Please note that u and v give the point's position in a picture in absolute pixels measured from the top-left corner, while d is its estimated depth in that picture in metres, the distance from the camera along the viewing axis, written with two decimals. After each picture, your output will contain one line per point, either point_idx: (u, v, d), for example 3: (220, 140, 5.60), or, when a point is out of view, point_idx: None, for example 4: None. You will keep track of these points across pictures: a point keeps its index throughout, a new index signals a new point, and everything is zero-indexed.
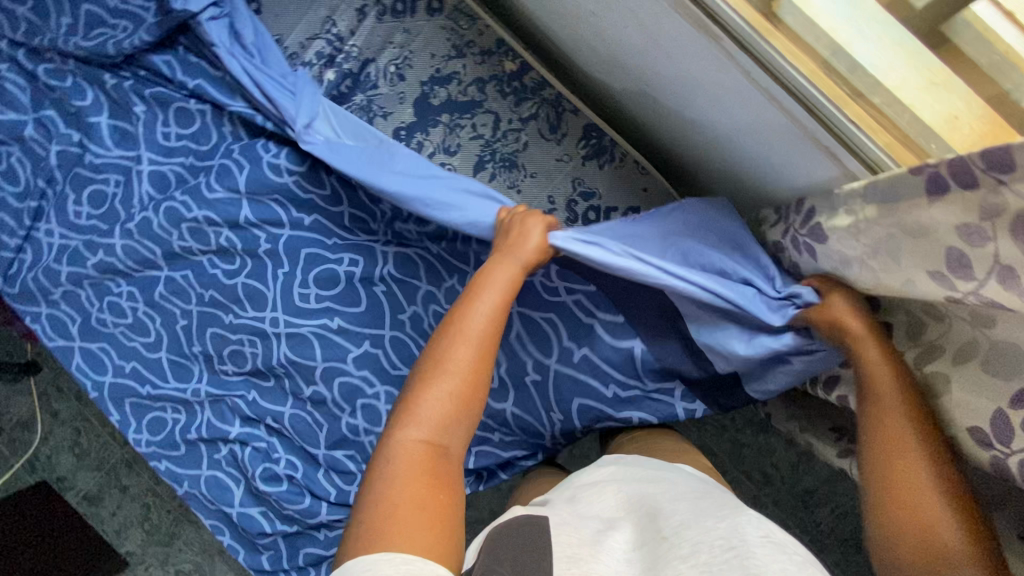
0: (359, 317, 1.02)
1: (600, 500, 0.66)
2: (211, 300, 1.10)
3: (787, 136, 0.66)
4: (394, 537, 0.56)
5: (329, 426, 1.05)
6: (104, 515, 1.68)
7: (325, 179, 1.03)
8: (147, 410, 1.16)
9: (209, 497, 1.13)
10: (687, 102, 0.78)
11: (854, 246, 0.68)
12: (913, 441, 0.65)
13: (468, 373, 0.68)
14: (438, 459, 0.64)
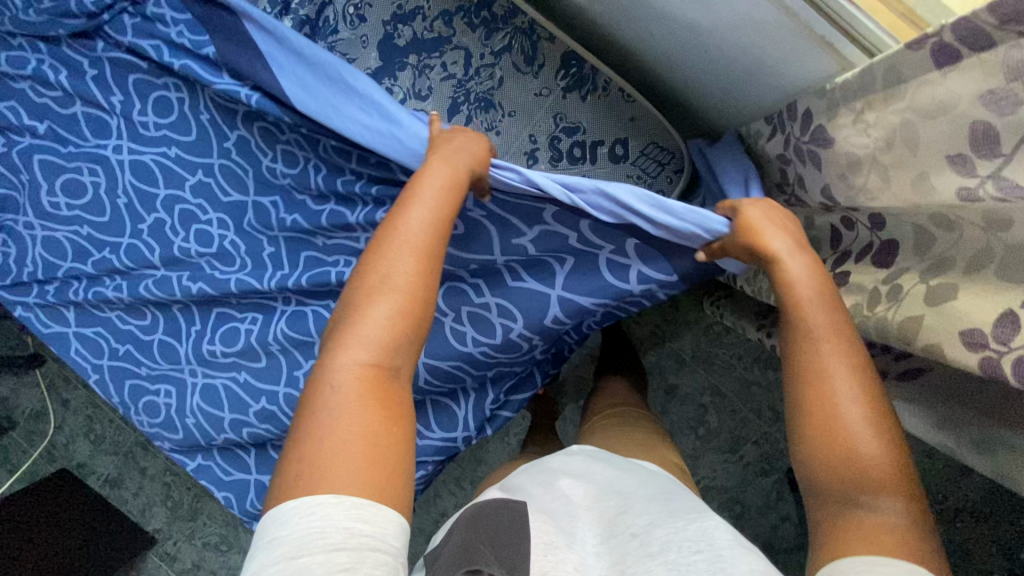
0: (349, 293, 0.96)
1: (570, 488, 0.74)
2: (201, 293, 1.05)
3: (780, 34, 0.60)
4: (338, 475, 0.55)
5: None
6: (128, 496, 1.73)
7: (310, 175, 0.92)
8: (141, 394, 1.15)
9: (221, 468, 1.13)
10: (667, 10, 0.71)
11: (863, 140, 0.60)
12: (837, 361, 0.59)
13: (416, 289, 0.65)
14: (382, 381, 0.62)
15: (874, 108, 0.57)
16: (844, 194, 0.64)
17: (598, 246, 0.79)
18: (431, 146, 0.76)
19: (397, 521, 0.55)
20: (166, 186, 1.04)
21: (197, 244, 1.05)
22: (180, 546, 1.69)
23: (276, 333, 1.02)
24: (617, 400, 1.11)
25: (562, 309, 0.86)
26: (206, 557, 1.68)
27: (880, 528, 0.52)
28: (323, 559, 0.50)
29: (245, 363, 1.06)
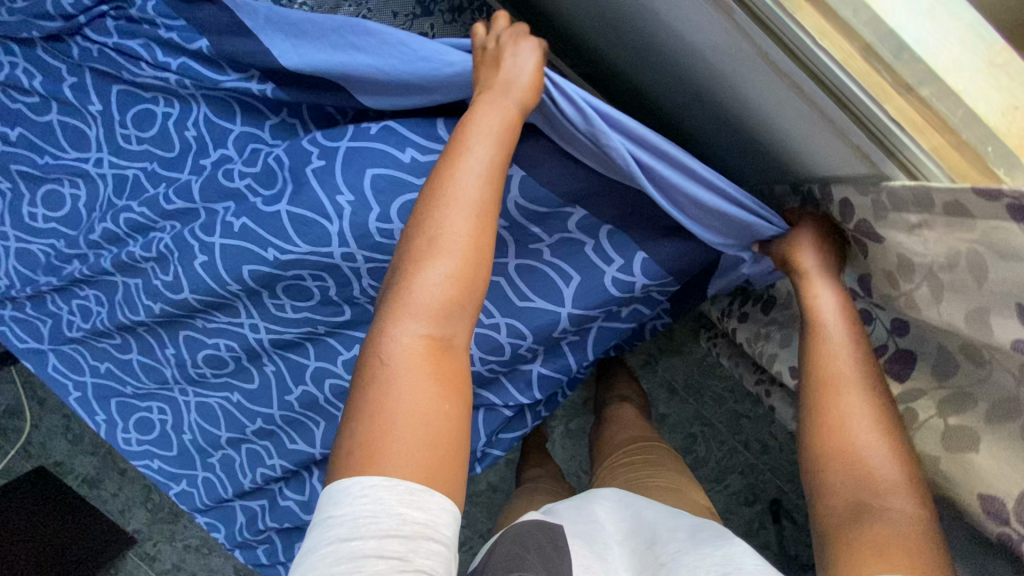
0: (346, 322, 0.94)
1: (599, 512, 0.75)
2: (163, 312, 0.99)
3: (815, 133, 0.55)
4: (391, 457, 0.54)
5: (330, 421, 0.99)
6: (107, 496, 1.70)
7: (276, 173, 0.86)
8: (132, 410, 1.11)
9: (201, 494, 1.11)
10: (698, 71, 0.65)
11: (920, 251, 0.53)
12: (853, 375, 0.60)
13: (468, 256, 0.61)
14: (439, 354, 0.59)
15: (935, 227, 0.50)
16: (888, 294, 0.59)
17: (609, 258, 0.81)
18: (478, 64, 0.70)
19: (449, 509, 0.54)
20: (133, 201, 0.97)
21: (158, 272, 0.96)
22: (161, 549, 1.68)
23: (278, 358, 0.99)
24: (627, 436, 1.10)
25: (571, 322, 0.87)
26: (187, 558, 1.67)
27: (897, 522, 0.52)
28: (373, 545, 0.49)
29: (238, 383, 1.03)
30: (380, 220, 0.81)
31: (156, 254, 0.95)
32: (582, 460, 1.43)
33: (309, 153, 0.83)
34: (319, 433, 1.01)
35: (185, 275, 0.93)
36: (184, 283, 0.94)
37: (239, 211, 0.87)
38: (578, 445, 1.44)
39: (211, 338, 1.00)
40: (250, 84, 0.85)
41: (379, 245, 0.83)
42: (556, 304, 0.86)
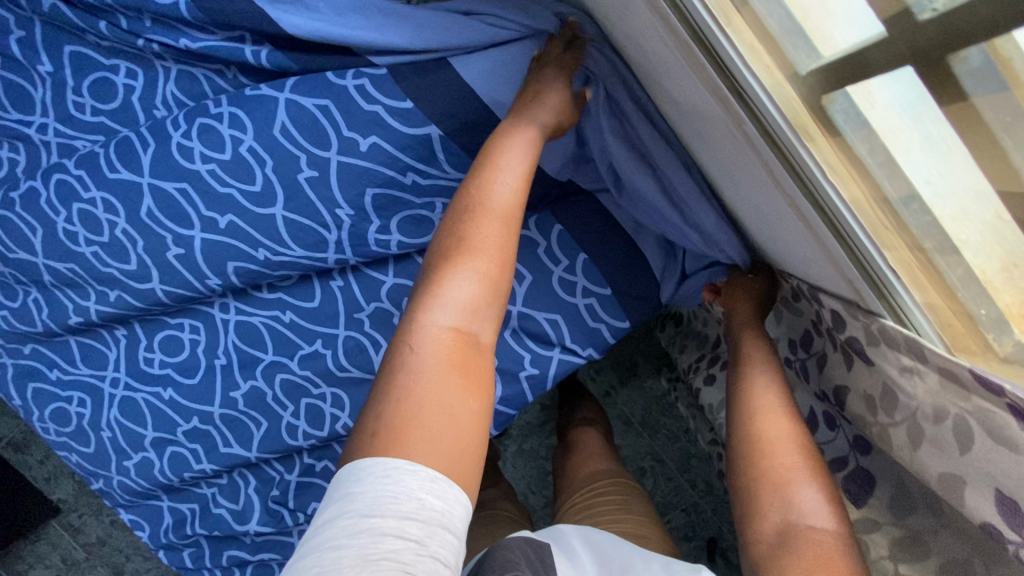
0: (313, 313, 0.91)
1: (579, 546, 0.72)
2: (118, 302, 0.92)
3: (813, 256, 0.55)
4: (418, 443, 0.47)
5: (273, 420, 0.95)
6: (31, 462, 1.64)
7: (256, 172, 0.80)
8: (51, 398, 1.04)
9: (125, 493, 1.05)
10: (706, 148, 0.63)
11: (909, 392, 0.52)
12: (775, 400, 0.65)
13: (497, 250, 0.57)
14: (467, 349, 0.53)
15: (928, 379, 0.50)
16: (864, 417, 0.59)
17: (557, 259, 0.84)
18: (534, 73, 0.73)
19: (465, 504, 0.46)
20: (69, 173, 0.88)
21: (109, 256, 0.89)
22: (85, 521, 1.63)
23: (232, 353, 0.94)
24: (594, 469, 0.96)
25: (520, 323, 0.85)
26: (112, 534, 1.62)
27: (821, 546, 0.54)
28: (393, 524, 0.41)
29: (175, 378, 0.97)
30: (379, 232, 0.83)
31: (109, 240, 0.88)
32: (532, 480, 1.41)
33: (296, 162, 0.79)
34: (257, 437, 0.96)
35: (152, 262, 0.87)
36: (156, 275, 0.88)
37: (217, 205, 0.82)
38: (529, 465, 1.42)
39: (168, 315, 0.96)
40: (244, 49, 0.79)
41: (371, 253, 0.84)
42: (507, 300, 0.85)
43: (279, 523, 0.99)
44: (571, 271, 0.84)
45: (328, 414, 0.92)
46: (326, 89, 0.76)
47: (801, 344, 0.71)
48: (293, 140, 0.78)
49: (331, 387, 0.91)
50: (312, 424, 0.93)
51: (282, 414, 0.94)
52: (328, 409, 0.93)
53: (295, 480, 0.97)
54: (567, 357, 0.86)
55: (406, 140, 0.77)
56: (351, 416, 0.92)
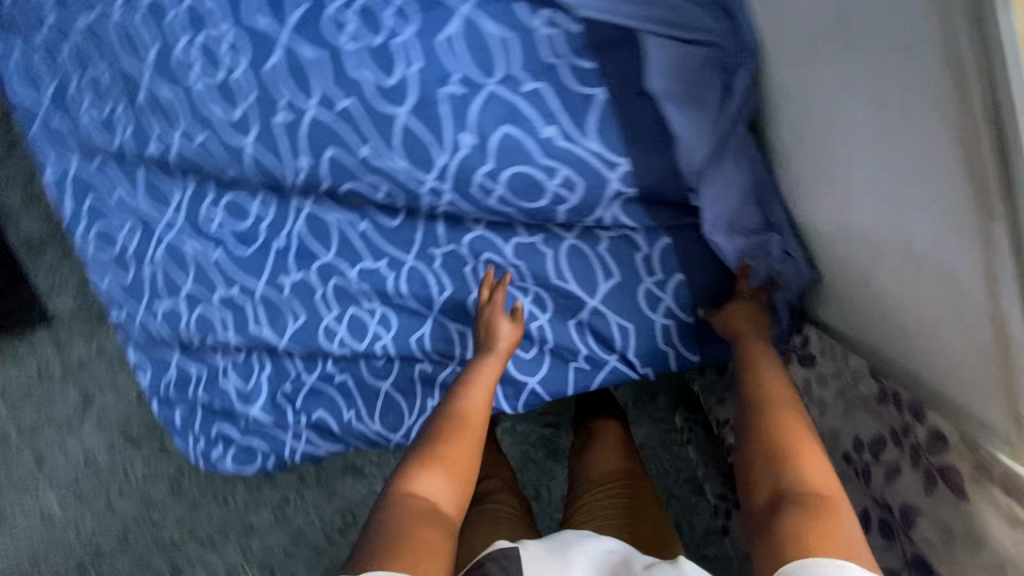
0: (389, 232, 0.89)
1: (574, 544, 0.74)
2: (201, 146, 0.88)
3: (982, 374, 0.56)
4: (389, 557, 0.60)
5: (311, 320, 0.93)
6: (42, 265, 1.72)
7: (396, 66, 0.74)
8: (101, 217, 1.02)
9: (141, 334, 1.04)
10: (889, 231, 0.61)
11: (1005, 542, 0.56)
12: (782, 389, 0.68)
13: (460, 443, 0.75)
14: (429, 509, 0.68)
15: None
16: (936, 543, 0.63)
17: (652, 270, 0.80)
18: (674, 67, 0.69)
19: None
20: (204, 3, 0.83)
21: (214, 97, 0.84)
22: (73, 338, 1.72)
23: (296, 240, 0.92)
24: (614, 469, 0.93)
25: (589, 319, 0.84)
26: (95, 362, 1.72)
27: (825, 515, 0.55)
28: None
29: (230, 244, 0.94)
30: (487, 176, 0.76)
31: (220, 81, 0.83)
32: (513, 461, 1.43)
33: (446, 72, 0.73)
34: (291, 328, 0.94)
35: (256, 117, 0.82)
36: (253, 132, 0.83)
37: (342, 85, 0.77)
38: (515, 446, 1.43)
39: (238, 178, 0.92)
40: None
41: (470, 195, 0.78)
42: (587, 292, 0.83)
43: (280, 416, 1.00)
44: (660, 288, 0.81)
45: (371, 331, 0.92)
46: (510, 19, 0.72)
47: (869, 448, 0.70)
48: (454, 53, 0.73)
49: (383, 306, 0.91)
50: (353, 335, 0.93)
51: (324, 316, 0.93)
52: (372, 326, 0.92)
53: (310, 384, 0.97)
54: (621, 368, 0.85)
55: (570, 94, 0.71)
56: (392, 340, 0.92)
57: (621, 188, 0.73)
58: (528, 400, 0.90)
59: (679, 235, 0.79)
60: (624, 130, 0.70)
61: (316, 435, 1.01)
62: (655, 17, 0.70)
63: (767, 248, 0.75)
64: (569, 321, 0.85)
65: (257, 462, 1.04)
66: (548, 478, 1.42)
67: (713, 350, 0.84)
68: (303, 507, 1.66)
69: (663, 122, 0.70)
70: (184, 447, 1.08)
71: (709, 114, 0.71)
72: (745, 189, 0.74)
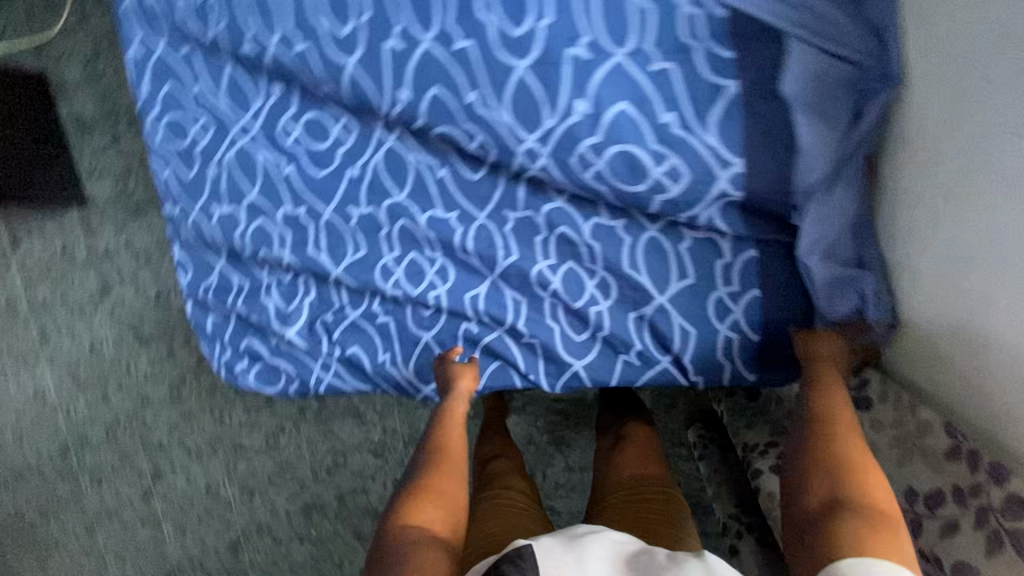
0: (468, 184, 0.87)
1: (592, 544, 0.73)
2: (298, 56, 0.85)
3: None
4: None
5: (371, 255, 0.92)
6: (86, 146, 1.69)
7: (527, 16, 0.72)
8: (175, 107, 1.00)
9: (190, 233, 1.02)
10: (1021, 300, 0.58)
11: None
12: (846, 409, 0.70)
13: (444, 477, 0.83)
14: (425, 533, 0.76)
15: None
16: None
17: (728, 280, 0.79)
18: (813, 78, 0.67)
19: None
20: None
21: (326, 9, 0.82)
22: (103, 225, 1.71)
23: (371, 173, 0.90)
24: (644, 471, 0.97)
25: (652, 315, 0.82)
26: (121, 254, 1.71)
27: (881, 528, 0.58)
28: None
29: (303, 162, 0.93)
30: (590, 149, 0.74)
31: None
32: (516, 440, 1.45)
33: (576, 33, 0.71)
34: (348, 259, 0.93)
35: (367, 39, 0.80)
36: (359, 53, 0.81)
37: (465, 25, 0.75)
38: (521, 424, 1.45)
39: (326, 97, 0.90)
40: None
41: (567, 165, 0.76)
42: (657, 288, 0.81)
43: (313, 344, 0.99)
44: (733, 301, 0.79)
45: (427, 279, 0.91)
46: None
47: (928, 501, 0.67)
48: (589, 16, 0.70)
49: (444, 257, 0.90)
50: (408, 280, 0.92)
51: (384, 254, 0.92)
52: (429, 274, 0.91)
53: (352, 319, 0.97)
54: (672, 370, 0.84)
55: (698, 82, 0.69)
56: (446, 291, 0.91)
57: (727, 189, 0.71)
58: (569, 382, 0.89)
59: (766, 251, 0.77)
60: (746, 132, 0.68)
61: (344, 370, 1.00)
62: (805, 22, 0.67)
63: (856, 285, 0.74)
64: (630, 313, 0.84)
65: (279, 385, 1.03)
66: (545, 464, 1.44)
67: (770, 373, 0.83)
68: (296, 438, 1.70)
69: (787, 133, 0.68)
70: (209, 354, 1.08)
71: (837, 135, 0.69)
72: (849, 221, 0.73)
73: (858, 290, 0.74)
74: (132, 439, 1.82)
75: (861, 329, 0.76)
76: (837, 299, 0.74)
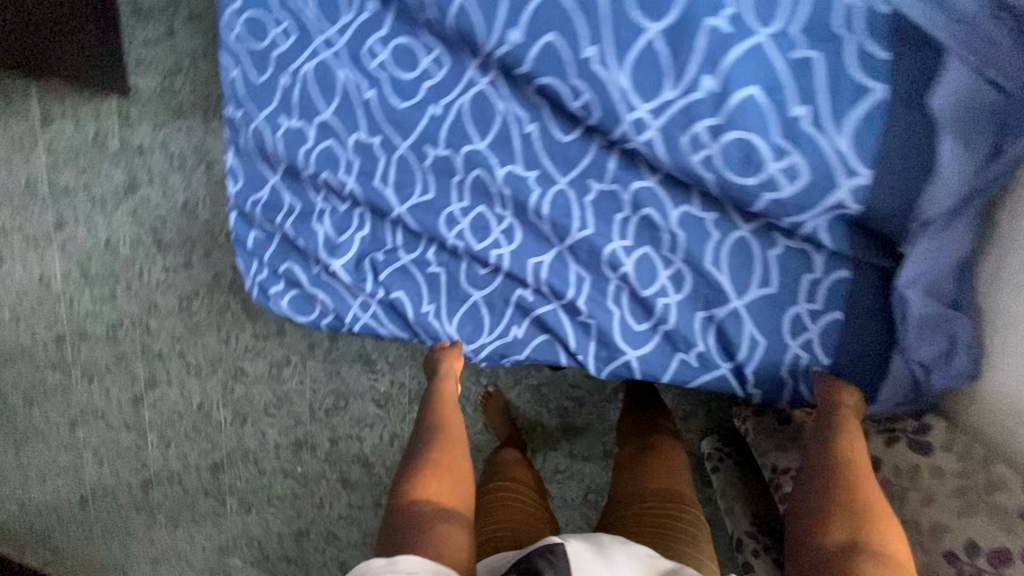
0: (556, 145, 0.81)
1: (617, 552, 0.73)
2: None
3: None
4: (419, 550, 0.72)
5: (438, 200, 0.88)
6: (138, 35, 1.62)
7: None
8: (259, 6, 0.94)
9: (249, 142, 0.97)
10: None
11: None
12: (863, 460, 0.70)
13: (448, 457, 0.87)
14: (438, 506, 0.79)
15: None
16: None
17: (811, 297, 0.75)
18: (964, 102, 0.63)
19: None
20: None
21: None
22: (141, 120, 1.65)
23: (455, 113, 0.85)
24: (667, 486, 0.96)
25: (723, 318, 0.79)
26: (155, 154, 1.65)
27: None
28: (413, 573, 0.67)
29: (385, 89, 0.87)
30: (706, 130, 0.70)
31: None
32: (525, 416, 1.44)
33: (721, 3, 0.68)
34: (414, 199, 0.89)
35: None
36: None
37: None
38: (533, 402, 1.43)
39: (425, 25, 0.84)
40: None
41: (676, 143, 0.72)
42: (734, 291, 0.77)
43: (355, 280, 0.95)
44: (811, 319, 0.76)
45: (492, 236, 0.86)
46: None
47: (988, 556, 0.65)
48: None
49: (513, 217, 0.85)
50: (472, 233, 0.87)
51: (451, 201, 0.88)
52: (494, 231, 0.87)
53: (403, 263, 0.92)
54: (729, 377, 0.81)
55: (840, 81, 0.65)
56: (510, 253, 0.86)
57: (845, 201, 0.67)
58: (617, 369, 0.85)
59: (861, 275, 0.74)
60: (879, 146, 0.64)
61: (383, 313, 0.96)
62: (970, 37, 0.62)
63: (946, 327, 0.72)
64: (699, 312, 0.80)
65: (311, 315, 0.99)
66: (548, 447, 1.44)
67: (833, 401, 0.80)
68: (299, 372, 1.66)
69: (922, 155, 0.65)
70: (243, 271, 1.04)
71: (973, 169, 0.65)
72: (957, 261, 0.70)
73: (946, 333, 0.72)
74: (132, 342, 1.80)
75: (939, 373, 0.73)
76: (923, 337, 0.72)
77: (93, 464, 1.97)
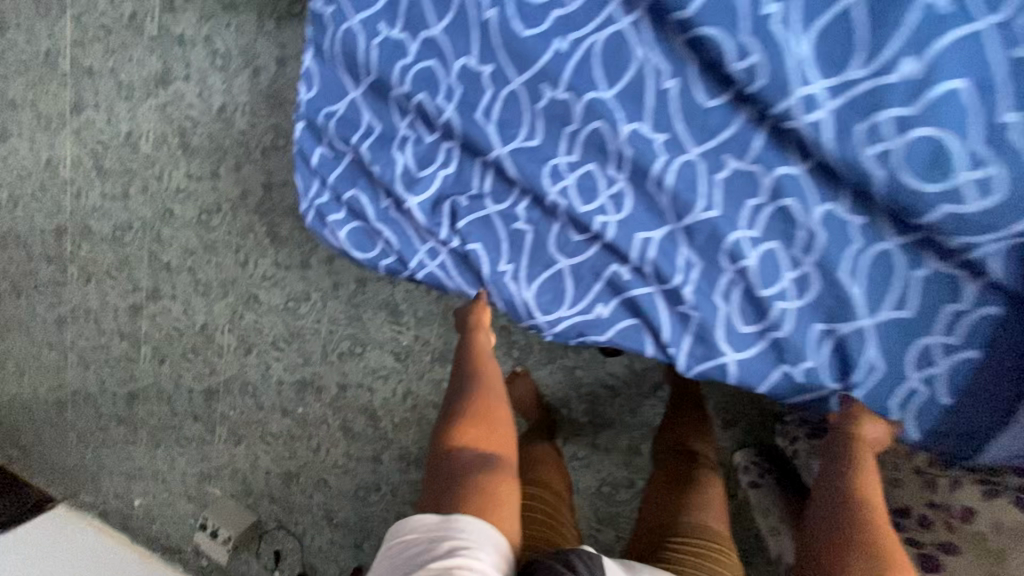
0: (695, 109, 0.71)
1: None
2: None
3: None
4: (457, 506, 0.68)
5: (545, 149, 0.78)
6: None
7: None
8: None
9: (333, 46, 0.86)
10: None
11: None
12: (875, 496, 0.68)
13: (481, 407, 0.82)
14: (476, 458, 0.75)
15: None
16: None
17: (951, 329, 0.68)
18: None
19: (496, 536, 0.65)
20: None
21: None
22: (187, 7, 1.49)
23: (585, 52, 0.73)
24: (705, 522, 0.89)
25: (843, 334, 0.72)
26: (196, 48, 1.50)
27: None
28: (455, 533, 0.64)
29: (508, 11, 0.76)
30: (887, 122, 0.62)
31: None
32: (551, 397, 1.37)
33: None
34: (517, 143, 0.79)
35: None
36: None
37: None
38: (563, 383, 1.36)
39: None
40: None
41: (848, 129, 0.63)
42: (864, 308, 0.70)
43: (429, 222, 0.85)
44: (943, 353, 0.69)
45: (599, 200, 0.77)
46: None
47: None
48: None
49: (627, 182, 0.76)
50: (576, 192, 0.78)
51: (559, 153, 0.78)
52: (601, 195, 0.77)
53: (489, 212, 0.83)
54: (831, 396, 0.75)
55: None
56: (616, 223, 0.77)
57: None
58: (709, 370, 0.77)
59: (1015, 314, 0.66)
60: None
61: (453, 264, 0.87)
62: None
63: None
64: (818, 323, 0.72)
65: (370, 252, 0.90)
66: (570, 432, 1.37)
67: (943, 443, 0.73)
68: (317, 311, 1.55)
69: None
70: (299, 191, 0.93)
71: None
72: None
73: None
74: (139, 248, 1.68)
75: None
76: None
77: (78, 368, 1.86)
